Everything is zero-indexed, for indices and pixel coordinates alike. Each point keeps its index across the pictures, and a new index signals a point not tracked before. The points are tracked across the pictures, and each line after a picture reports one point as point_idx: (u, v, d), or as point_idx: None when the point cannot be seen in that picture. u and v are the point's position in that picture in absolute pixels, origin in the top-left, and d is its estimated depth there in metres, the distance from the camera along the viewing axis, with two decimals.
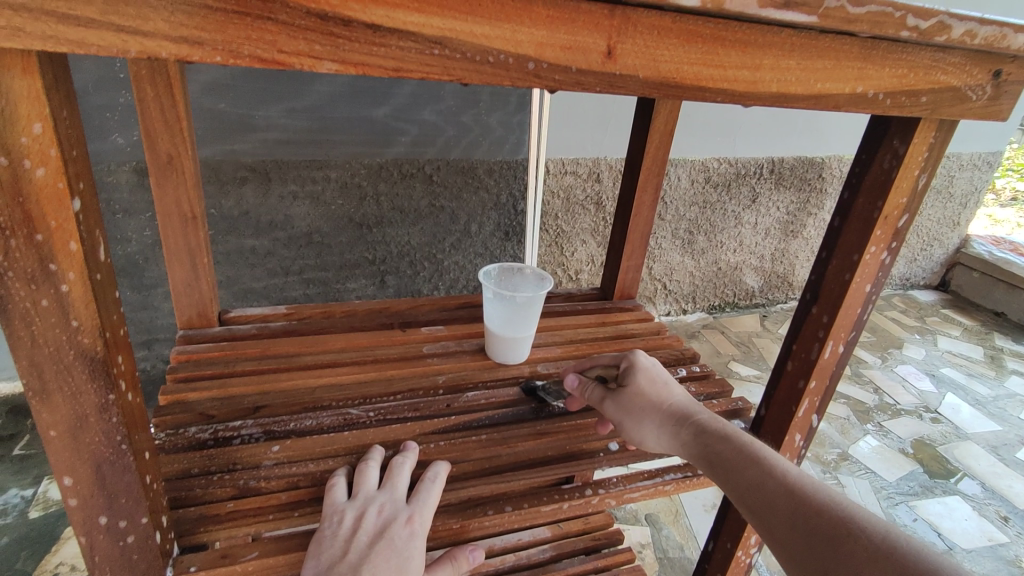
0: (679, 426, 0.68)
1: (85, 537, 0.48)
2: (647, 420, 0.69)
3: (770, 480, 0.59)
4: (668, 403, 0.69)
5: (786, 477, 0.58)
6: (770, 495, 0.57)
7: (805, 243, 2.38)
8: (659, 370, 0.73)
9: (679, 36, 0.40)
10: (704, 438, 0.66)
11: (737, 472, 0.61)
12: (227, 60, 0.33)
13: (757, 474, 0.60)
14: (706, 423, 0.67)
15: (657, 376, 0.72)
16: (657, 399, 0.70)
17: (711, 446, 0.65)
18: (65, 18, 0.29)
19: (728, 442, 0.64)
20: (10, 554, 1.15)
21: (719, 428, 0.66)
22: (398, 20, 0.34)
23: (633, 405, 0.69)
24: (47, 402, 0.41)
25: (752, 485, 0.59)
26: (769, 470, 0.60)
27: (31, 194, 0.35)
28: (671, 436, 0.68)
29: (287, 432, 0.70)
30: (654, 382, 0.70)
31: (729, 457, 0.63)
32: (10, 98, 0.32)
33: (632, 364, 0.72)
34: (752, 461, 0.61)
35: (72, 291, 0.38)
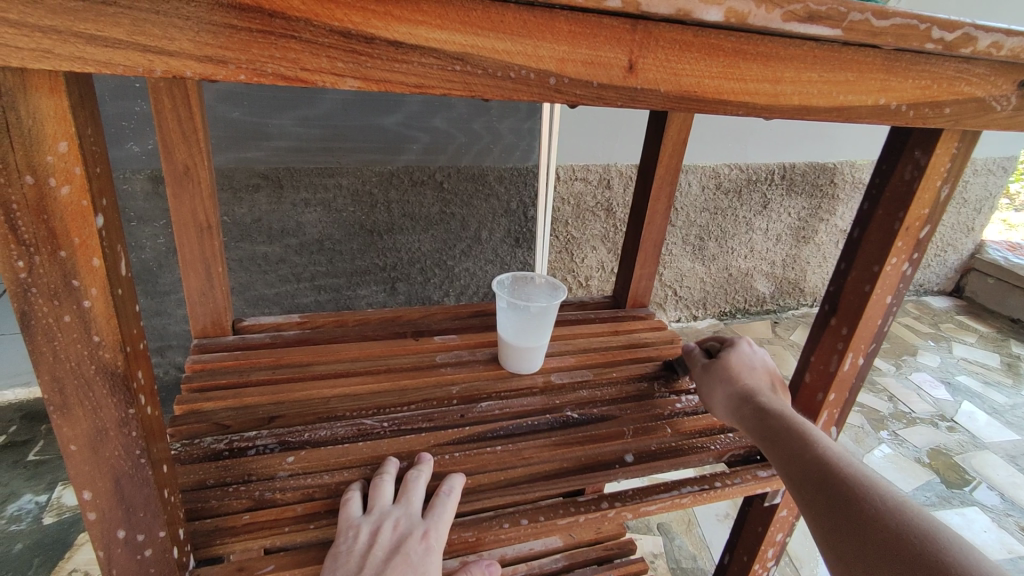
0: (744, 399, 0.69)
1: (103, 550, 0.48)
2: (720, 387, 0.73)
3: (809, 450, 0.57)
4: (749, 380, 0.72)
5: (828, 453, 0.57)
6: (805, 463, 0.56)
7: (818, 249, 2.36)
8: (758, 359, 0.77)
9: (700, 50, 0.40)
10: (759, 409, 0.66)
11: (779, 442, 0.60)
12: (251, 78, 0.33)
13: (797, 444, 0.58)
14: (767, 399, 0.67)
15: (752, 361, 0.76)
16: (739, 375, 0.74)
17: (762, 420, 0.64)
18: (92, 39, 0.29)
19: (779, 415, 0.64)
20: (24, 560, 1.16)
21: (777, 405, 0.66)
22: (421, 37, 0.34)
23: (717, 374, 0.75)
24: (67, 416, 0.41)
25: (790, 454, 0.58)
26: (810, 442, 0.58)
27: (56, 210, 0.35)
28: (737, 405, 0.70)
29: (302, 442, 0.71)
30: (744, 361, 0.75)
31: (775, 427, 0.62)
32: (37, 117, 0.32)
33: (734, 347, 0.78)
34: (795, 433, 0.60)
35: (93, 306, 0.38)
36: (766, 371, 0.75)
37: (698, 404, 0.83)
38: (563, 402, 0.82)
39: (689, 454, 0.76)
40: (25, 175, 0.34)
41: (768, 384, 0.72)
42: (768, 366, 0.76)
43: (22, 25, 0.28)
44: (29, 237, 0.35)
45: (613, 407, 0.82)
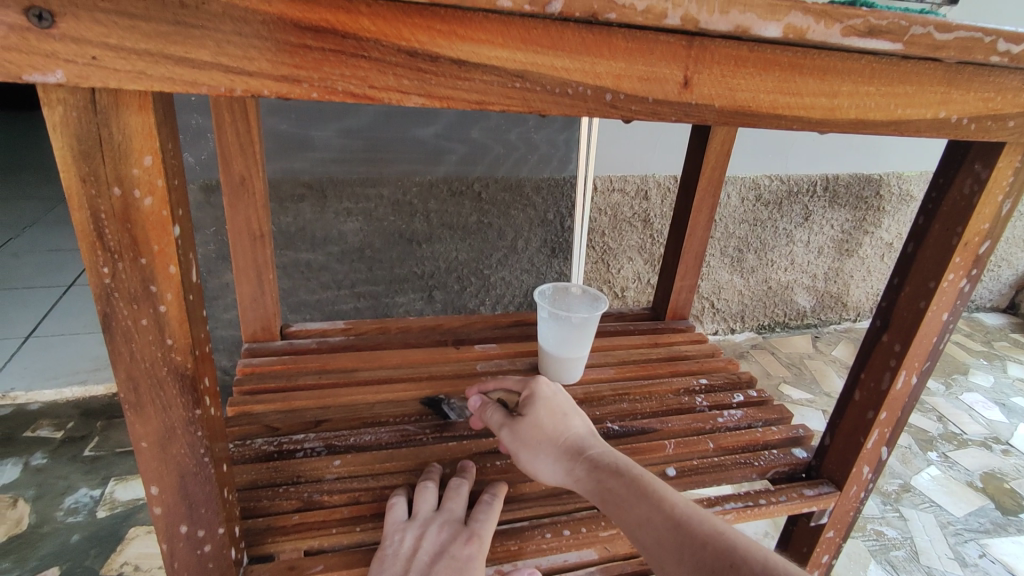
0: (573, 463, 0.60)
1: (166, 544, 0.50)
2: (540, 449, 0.62)
3: (658, 514, 0.53)
4: (564, 434, 0.63)
5: (674, 511, 0.53)
6: (658, 531, 0.52)
7: (861, 263, 2.29)
8: (563, 401, 0.67)
9: (756, 65, 0.40)
10: (595, 474, 0.59)
11: (625, 512, 0.55)
12: (323, 95, 0.35)
13: (644, 510, 0.54)
14: (597, 457, 0.60)
15: (557, 405, 0.66)
16: (554, 428, 0.63)
17: (600, 481, 0.58)
18: (180, 61, 0.31)
19: (617, 477, 0.57)
20: (80, 552, 1.18)
21: (605, 459, 0.60)
22: (483, 55, 0.35)
23: (529, 433, 0.63)
24: (140, 415, 0.44)
25: (640, 521, 0.54)
26: (657, 503, 0.54)
27: (138, 220, 0.37)
28: (564, 469, 0.61)
29: (348, 447, 0.73)
30: (554, 415, 0.64)
31: (616, 491, 0.57)
32: (126, 133, 0.35)
33: (535, 395, 0.67)
34: (640, 495, 0.55)
35: (168, 311, 0.41)
36: (573, 412, 0.66)
37: (740, 419, 0.82)
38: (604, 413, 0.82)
39: (731, 469, 0.75)
40: (113, 187, 0.36)
41: (583, 430, 0.64)
42: (576, 411, 0.66)
43: (124, 50, 0.30)
44: (114, 245, 0.38)
45: (653, 420, 0.82)
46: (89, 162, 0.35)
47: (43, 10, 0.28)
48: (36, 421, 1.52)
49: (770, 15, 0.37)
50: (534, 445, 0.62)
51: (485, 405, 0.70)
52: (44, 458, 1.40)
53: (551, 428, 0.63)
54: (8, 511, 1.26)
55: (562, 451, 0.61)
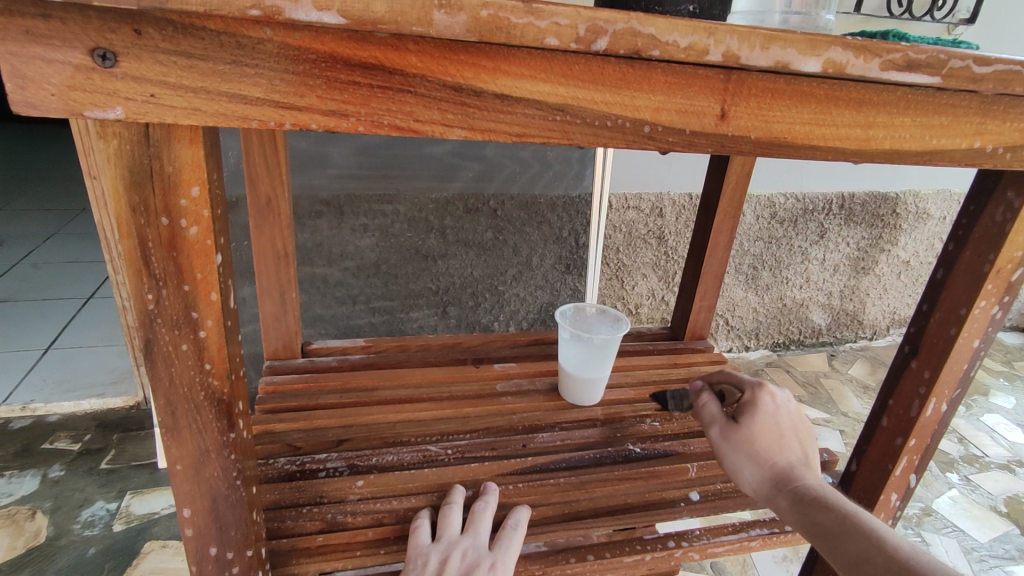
0: (779, 488, 0.60)
1: (196, 565, 0.50)
2: (747, 464, 0.64)
3: (877, 551, 0.50)
4: (779, 457, 0.62)
5: (894, 550, 0.50)
6: (877, 569, 0.49)
7: (878, 281, 2.28)
8: (785, 418, 0.66)
9: (792, 98, 0.40)
10: (801, 505, 0.58)
11: (839, 545, 0.53)
12: (368, 129, 0.35)
13: (860, 549, 0.51)
14: (806, 487, 0.59)
15: (778, 422, 0.65)
16: (768, 446, 0.64)
17: (807, 511, 0.57)
18: (234, 97, 0.32)
19: (828, 510, 0.56)
20: (95, 566, 1.14)
21: (817, 492, 0.59)
22: (526, 90, 0.36)
23: (743, 445, 0.64)
24: (176, 438, 0.44)
25: (858, 558, 0.51)
26: (876, 541, 0.51)
27: (183, 248, 0.38)
28: (771, 492, 0.61)
29: (370, 466, 0.73)
30: (771, 435, 0.64)
31: (826, 523, 0.55)
32: (176, 165, 0.36)
33: (756, 407, 0.66)
34: (853, 531, 0.53)
35: (208, 336, 0.41)
36: (796, 434, 0.65)
37: None
38: (625, 436, 0.83)
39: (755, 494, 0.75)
40: (161, 217, 0.37)
41: (799, 457, 0.63)
42: (799, 432, 0.65)
43: (180, 87, 0.32)
44: (159, 273, 0.38)
45: (676, 443, 0.82)
46: (139, 194, 0.36)
47: (106, 50, 0.30)
48: (54, 433, 1.50)
49: (810, 50, 0.37)
50: (745, 458, 0.64)
51: (704, 403, 0.71)
52: (61, 471, 1.37)
53: (768, 446, 0.63)
54: (25, 523, 1.23)
55: (773, 474, 0.62)
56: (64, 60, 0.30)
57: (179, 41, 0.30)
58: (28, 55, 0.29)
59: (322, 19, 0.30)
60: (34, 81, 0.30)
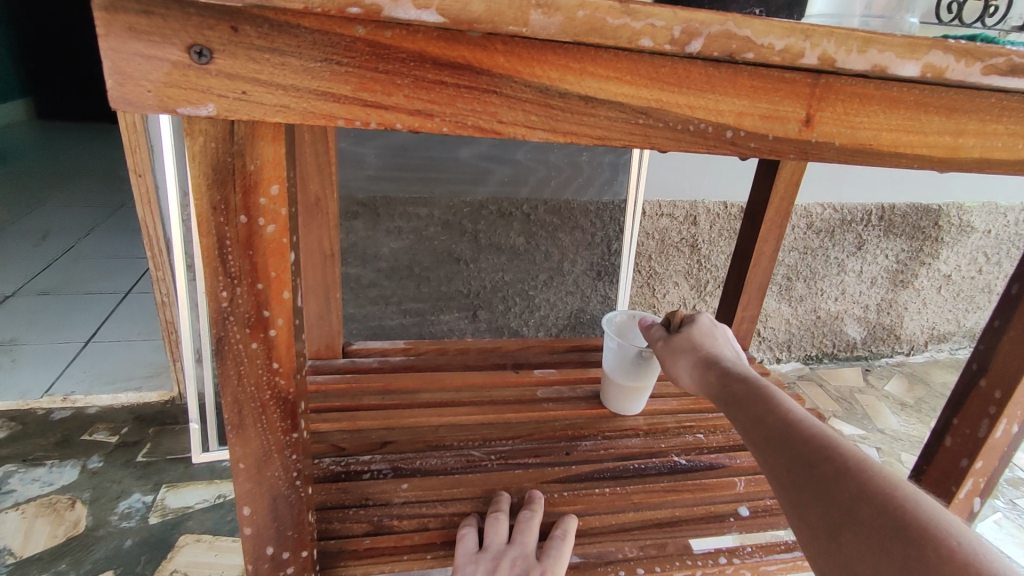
0: (706, 369, 0.61)
1: (252, 564, 0.50)
2: (684, 356, 0.65)
3: (773, 416, 0.49)
4: (712, 348, 0.64)
5: (791, 416, 0.49)
6: (767, 429, 0.49)
7: (917, 295, 2.21)
8: (721, 329, 0.69)
9: (881, 103, 0.39)
10: (723, 380, 0.58)
11: (740, 411, 0.53)
12: (452, 130, 0.35)
13: (759, 410, 0.51)
14: (730, 367, 0.59)
15: (712, 331, 0.68)
16: (703, 344, 0.66)
17: (726, 386, 0.57)
18: (322, 95, 0.32)
19: (744, 384, 0.55)
20: (131, 557, 1.16)
21: (742, 371, 0.59)
22: (611, 91, 0.35)
23: (680, 345, 0.67)
24: (241, 437, 0.44)
25: (754, 420, 0.51)
26: (774, 406, 0.51)
27: (259, 247, 0.38)
28: (699, 377, 0.62)
29: (414, 470, 0.72)
30: (706, 334, 0.67)
31: (737, 394, 0.55)
32: (258, 163, 0.36)
33: (692, 319, 0.69)
34: (759, 398, 0.52)
35: (277, 335, 0.41)
36: (729, 341, 0.67)
37: None
38: (669, 446, 0.81)
39: None
40: (240, 215, 0.37)
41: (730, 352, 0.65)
42: (728, 337, 0.68)
43: (270, 84, 0.31)
44: (234, 270, 0.38)
45: (722, 455, 0.80)
46: (221, 191, 0.36)
47: (203, 47, 0.30)
48: (93, 424, 1.53)
49: (909, 54, 0.35)
50: (681, 352, 0.66)
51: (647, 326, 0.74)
52: (100, 462, 1.40)
53: (703, 343, 0.66)
54: (65, 513, 1.25)
55: (704, 360, 0.63)
56: (162, 57, 0.30)
57: (273, 39, 0.30)
58: (128, 52, 0.29)
59: (421, 18, 0.30)
60: (133, 78, 0.30)
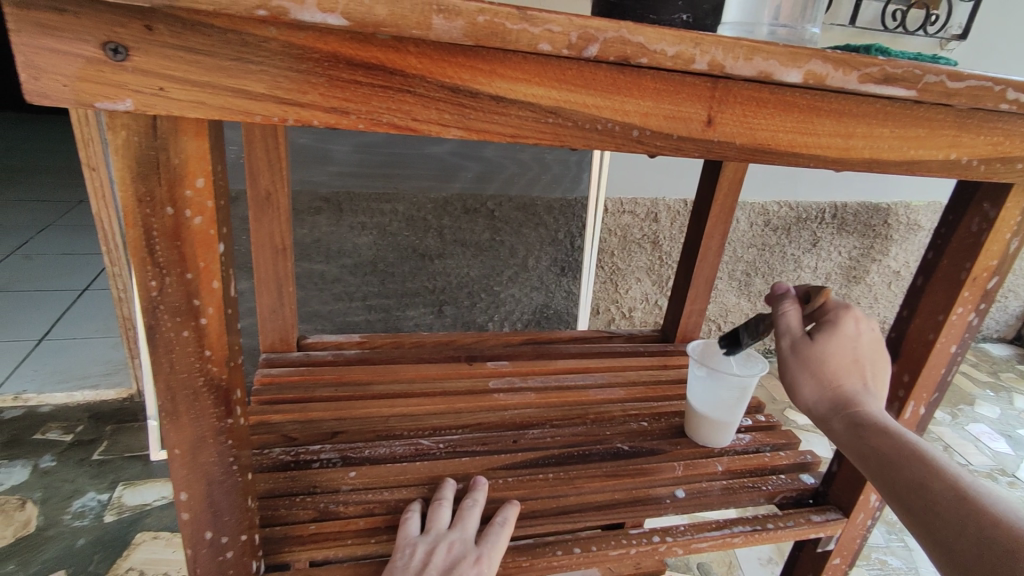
0: (836, 408, 0.58)
1: (191, 549, 0.52)
2: (810, 379, 0.59)
3: (936, 486, 0.49)
4: (846, 382, 0.58)
5: (955, 486, 0.49)
6: (931, 500, 0.49)
7: (869, 290, 2.29)
8: (867, 344, 0.60)
9: (776, 106, 0.42)
10: (863, 429, 0.55)
11: (891, 470, 0.52)
12: (369, 127, 0.37)
13: (915, 473, 0.50)
14: (868, 414, 0.56)
15: (857, 348, 0.59)
16: (837, 368, 0.59)
17: (866, 437, 0.55)
18: (241, 93, 0.34)
19: (892, 439, 0.53)
20: (85, 556, 1.15)
21: (884, 420, 0.55)
22: (519, 93, 0.38)
23: (812, 361, 0.59)
24: (175, 423, 0.45)
25: (911, 487, 0.50)
26: (934, 471, 0.50)
27: (187, 238, 0.39)
28: (828, 410, 0.58)
29: (363, 459, 0.74)
30: (845, 357, 0.59)
31: (884, 449, 0.53)
32: (183, 156, 0.37)
33: (836, 328, 0.60)
34: (912, 459, 0.51)
35: (209, 323, 0.42)
36: (872, 360, 0.60)
37: (748, 444, 0.85)
38: (614, 434, 0.85)
39: (741, 493, 0.78)
40: (166, 207, 0.38)
41: (863, 384, 0.59)
42: (870, 359, 0.59)
43: (188, 82, 0.33)
44: (162, 260, 0.40)
45: (663, 442, 0.84)
46: (146, 184, 0.37)
47: (118, 45, 0.31)
48: (46, 423, 1.50)
49: (792, 62, 0.38)
50: (809, 372, 0.59)
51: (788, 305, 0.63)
52: (53, 461, 1.38)
53: (836, 369, 0.58)
54: (15, 513, 1.23)
55: (835, 395, 0.58)
56: (75, 52, 0.31)
57: (187, 38, 0.32)
58: (41, 47, 0.30)
59: (326, 21, 0.31)
60: (47, 72, 0.31)
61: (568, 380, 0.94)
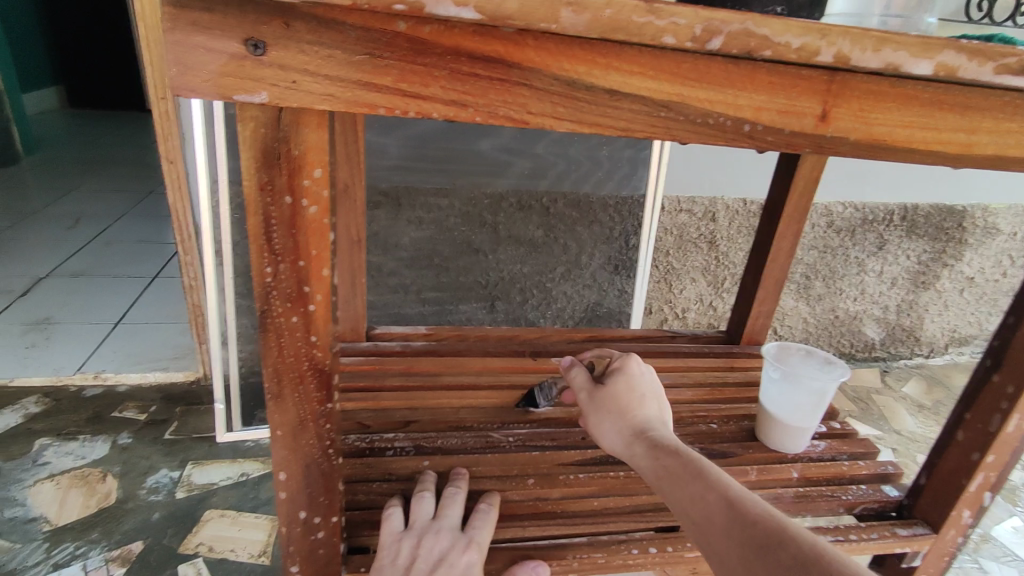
0: (634, 436, 0.60)
1: (285, 526, 0.54)
2: (608, 418, 0.63)
3: (711, 495, 0.51)
4: (637, 412, 0.63)
5: (728, 494, 0.51)
6: (709, 509, 0.51)
7: (938, 296, 2.18)
8: (648, 382, 0.67)
9: (896, 100, 0.40)
10: (653, 450, 0.58)
11: (675, 486, 0.54)
12: (485, 120, 0.37)
13: (698, 489, 0.52)
14: (657, 437, 0.59)
15: (641, 385, 0.66)
16: (627, 403, 0.64)
17: (653, 458, 0.57)
18: (368, 86, 0.35)
19: (675, 456, 0.56)
20: (160, 529, 1.21)
21: (669, 440, 0.59)
22: (634, 86, 0.37)
23: (606, 402, 0.65)
24: (280, 404, 0.47)
25: (693, 500, 0.52)
26: (710, 482, 0.52)
27: (302, 227, 0.41)
28: (626, 443, 0.61)
29: (435, 448, 0.75)
30: (632, 392, 0.65)
31: (667, 467, 0.56)
32: (304, 146, 0.38)
33: (620, 369, 0.67)
34: (693, 473, 0.54)
35: (316, 310, 0.44)
36: (656, 397, 0.66)
37: (823, 451, 0.82)
38: (683, 435, 0.83)
39: (818, 500, 0.75)
40: (285, 196, 0.40)
41: (656, 414, 0.63)
42: (658, 396, 0.66)
43: (319, 76, 0.34)
44: (279, 248, 0.41)
45: (734, 445, 0.82)
46: (269, 173, 0.39)
47: (258, 40, 0.33)
48: (123, 402, 1.59)
49: (923, 52, 0.37)
50: (606, 412, 0.64)
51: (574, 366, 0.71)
52: (130, 438, 1.45)
53: (626, 404, 0.63)
54: (97, 485, 1.30)
55: (630, 425, 0.61)
56: (221, 49, 0.33)
57: (322, 33, 0.33)
58: (191, 44, 0.32)
59: (460, 15, 0.32)
60: (194, 67, 0.33)
61: None
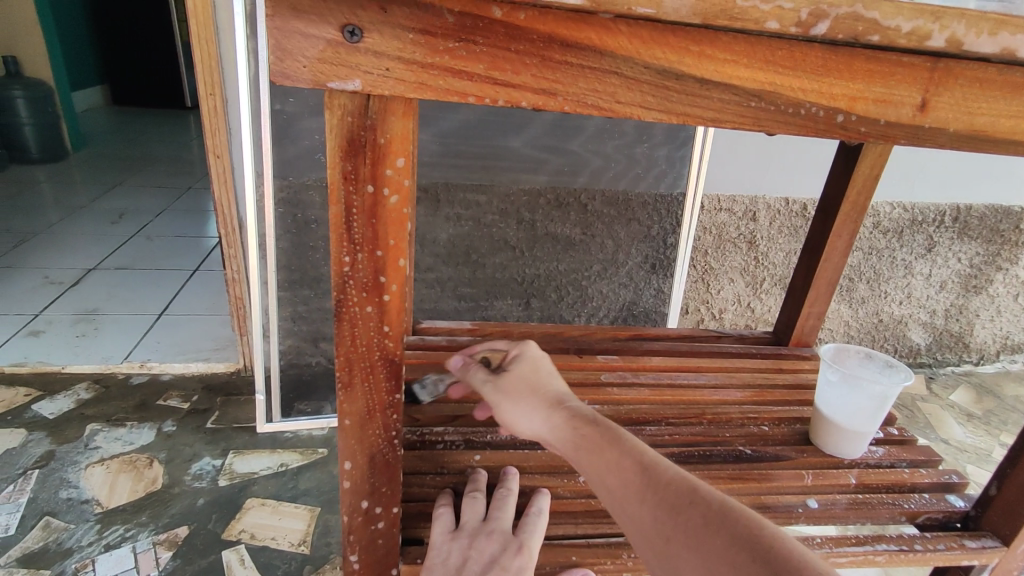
0: (551, 413, 0.57)
1: (346, 515, 0.54)
2: (521, 401, 0.59)
3: (626, 461, 0.51)
4: (548, 390, 0.60)
5: (643, 459, 0.51)
6: (626, 475, 0.50)
7: (990, 301, 2.09)
8: (548, 362, 0.64)
9: (1002, 89, 0.38)
10: (570, 423, 0.56)
11: (591, 455, 0.52)
12: (573, 108, 0.37)
13: (615, 456, 0.51)
14: (575, 409, 0.57)
15: (542, 366, 0.63)
16: (533, 382, 0.60)
17: (570, 431, 0.55)
18: (459, 74, 0.35)
19: (592, 426, 0.55)
20: (204, 515, 1.23)
21: (582, 412, 0.57)
22: (727, 74, 0.36)
23: (515, 386, 0.60)
24: (349, 393, 0.47)
25: (610, 468, 0.51)
26: (627, 449, 0.52)
27: (382, 217, 0.41)
28: (543, 423, 0.57)
29: (485, 443, 0.75)
30: (536, 372, 0.61)
31: (585, 437, 0.54)
32: (388, 135, 0.38)
33: (520, 353, 0.64)
34: (610, 441, 0.53)
35: (390, 300, 0.44)
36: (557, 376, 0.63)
37: (882, 458, 0.80)
38: (735, 437, 0.81)
39: (879, 508, 0.73)
40: (367, 184, 0.40)
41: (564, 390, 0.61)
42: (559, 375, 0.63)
43: (412, 62, 0.34)
44: (358, 237, 0.41)
45: (788, 448, 0.80)
46: (352, 161, 0.39)
47: (354, 27, 0.33)
48: (166, 391, 1.63)
49: None
50: (516, 396, 0.59)
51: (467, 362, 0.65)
52: (174, 426, 1.49)
53: (534, 384, 0.60)
54: (145, 470, 1.34)
55: (545, 403, 0.58)
56: (319, 35, 0.33)
57: (418, 19, 0.33)
58: (290, 30, 0.32)
59: None
60: (292, 54, 0.33)
61: (680, 379, 0.92)
